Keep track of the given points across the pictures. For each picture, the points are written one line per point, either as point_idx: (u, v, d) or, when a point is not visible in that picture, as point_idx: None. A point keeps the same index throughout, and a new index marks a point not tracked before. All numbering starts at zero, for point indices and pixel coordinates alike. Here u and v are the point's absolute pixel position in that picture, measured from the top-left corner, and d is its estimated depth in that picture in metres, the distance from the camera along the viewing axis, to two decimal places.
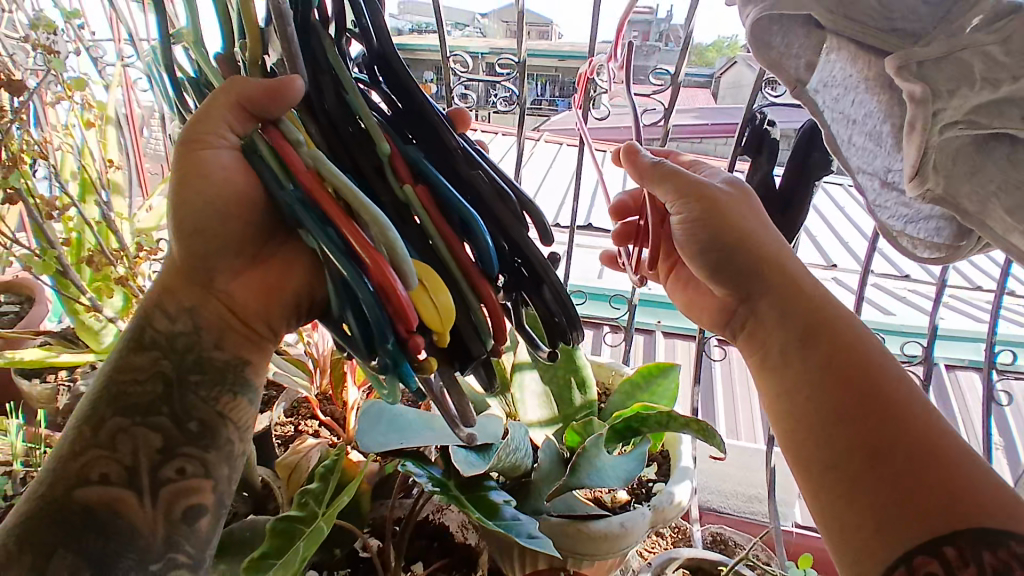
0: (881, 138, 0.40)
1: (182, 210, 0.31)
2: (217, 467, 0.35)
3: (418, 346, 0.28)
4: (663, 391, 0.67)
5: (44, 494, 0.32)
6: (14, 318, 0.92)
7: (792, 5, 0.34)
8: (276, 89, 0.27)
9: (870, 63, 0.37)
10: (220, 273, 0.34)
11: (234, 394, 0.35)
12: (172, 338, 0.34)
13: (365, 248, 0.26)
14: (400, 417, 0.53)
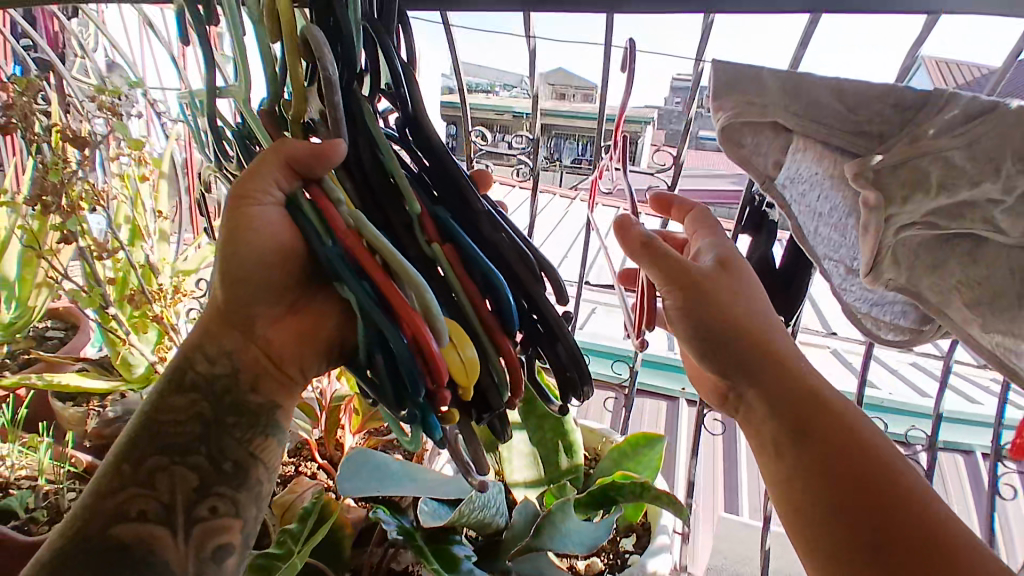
0: (845, 230, 0.52)
1: (227, 261, 0.34)
2: (246, 507, 0.36)
3: (445, 398, 0.30)
4: (647, 462, 0.67)
5: (79, 529, 0.34)
6: (57, 344, 0.96)
7: (759, 113, 0.49)
8: (323, 152, 0.30)
9: (832, 162, 0.49)
10: (260, 319, 0.36)
11: (267, 435, 0.37)
12: (212, 381, 0.36)
13: (401, 306, 0.29)
14: (384, 465, 0.54)
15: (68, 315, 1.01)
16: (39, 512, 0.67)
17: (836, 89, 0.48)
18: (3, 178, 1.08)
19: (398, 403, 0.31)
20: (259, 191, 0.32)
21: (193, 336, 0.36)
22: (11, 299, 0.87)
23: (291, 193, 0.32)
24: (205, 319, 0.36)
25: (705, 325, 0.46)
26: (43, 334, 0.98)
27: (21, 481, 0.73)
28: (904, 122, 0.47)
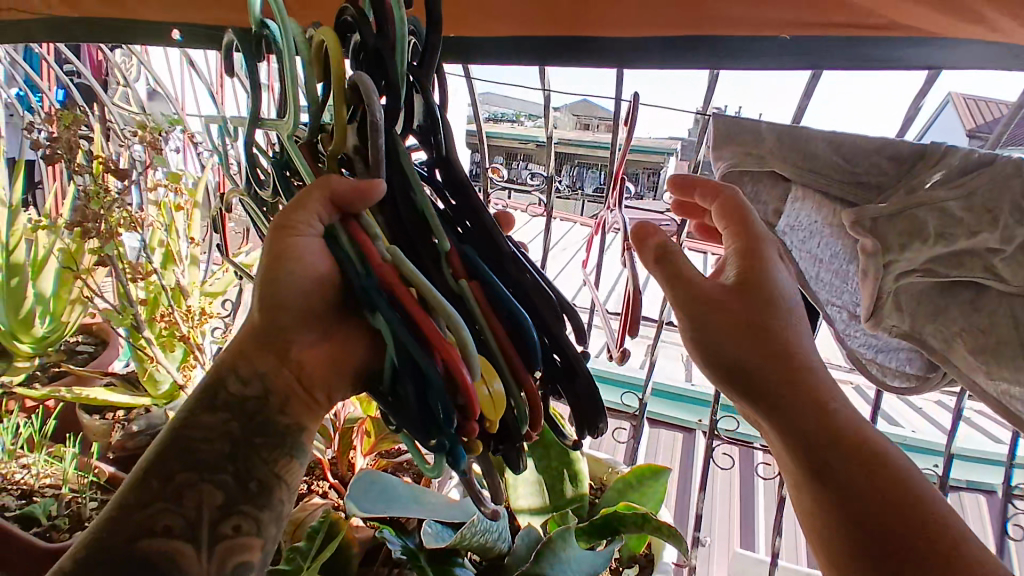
0: (845, 276, 0.58)
1: (268, 287, 0.36)
2: (268, 526, 0.38)
3: (473, 428, 0.33)
4: (652, 494, 0.68)
5: (103, 540, 0.35)
6: (87, 359, 0.99)
7: (762, 163, 0.54)
8: (364, 189, 0.32)
9: (832, 210, 0.55)
10: (296, 342, 0.38)
11: (291, 456, 0.39)
12: (243, 402, 0.38)
13: (436, 339, 0.32)
14: (392, 488, 0.54)
15: (98, 331, 1.05)
16: (60, 520, 0.69)
17: (833, 141, 0.53)
18: (46, 194, 1.14)
19: (426, 434, 0.34)
20: (302, 223, 0.34)
21: (229, 357, 0.39)
22: (46, 314, 0.91)
23: (331, 226, 0.35)
24: (238, 342, 0.39)
25: (726, 345, 0.46)
26: (74, 349, 1.01)
27: (45, 488, 0.75)
28: (902, 173, 0.52)
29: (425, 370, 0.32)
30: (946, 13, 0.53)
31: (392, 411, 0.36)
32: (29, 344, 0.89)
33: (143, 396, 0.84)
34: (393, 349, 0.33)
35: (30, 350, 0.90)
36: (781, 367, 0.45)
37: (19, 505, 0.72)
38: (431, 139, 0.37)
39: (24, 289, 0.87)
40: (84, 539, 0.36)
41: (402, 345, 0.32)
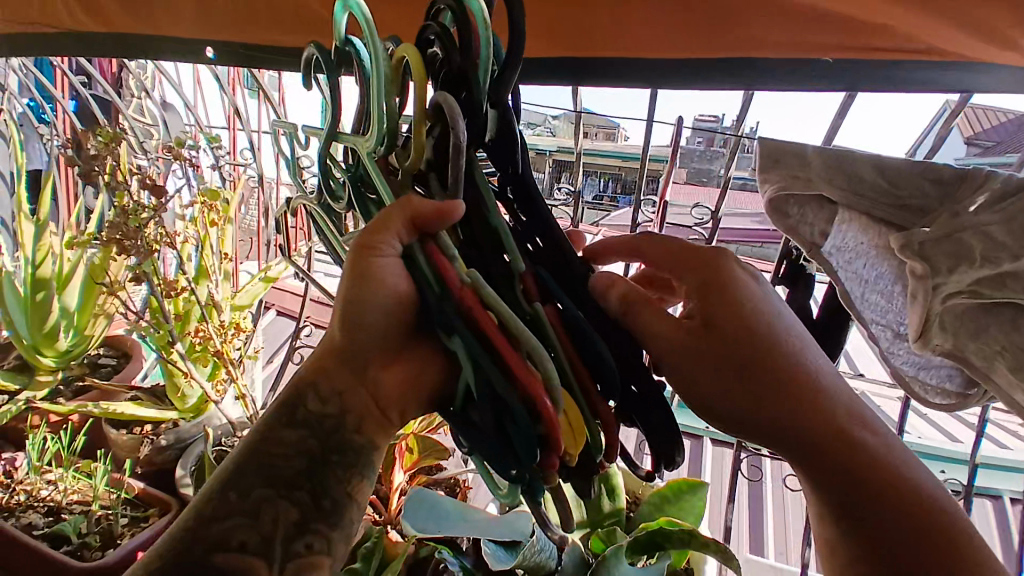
0: (891, 296, 0.58)
1: (350, 308, 0.37)
2: (338, 545, 0.39)
3: (553, 462, 0.33)
4: (690, 508, 0.68)
5: (182, 550, 0.37)
6: (110, 371, 0.99)
7: (807, 183, 0.54)
8: (445, 212, 0.32)
9: (877, 233, 0.56)
10: (371, 363, 0.39)
11: (361, 476, 0.40)
12: (322, 419, 0.39)
13: (525, 371, 0.31)
14: (438, 505, 0.58)
15: (120, 343, 1.05)
16: (92, 538, 0.74)
17: (878, 165, 0.54)
18: (70, 202, 1.15)
19: (507, 465, 0.34)
20: (381, 245, 0.35)
21: (308, 377, 0.40)
22: (69, 328, 0.90)
23: (409, 247, 0.35)
24: (317, 362, 0.40)
25: (723, 383, 0.41)
26: (96, 361, 1.01)
27: (72, 506, 0.81)
28: (945, 197, 0.53)
29: (506, 398, 0.32)
30: (991, 43, 0.53)
31: (464, 433, 0.36)
32: (52, 358, 0.89)
33: (170, 409, 0.91)
34: (470, 375, 0.33)
35: (53, 365, 0.89)
36: (781, 395, 0.41)
37: (48, 524, 0.78)
38: (502, 157, 0.36)
39: (51, 302, 0.87)
40: (160, 549, 0.38)
41: (486, 372, 0.32)
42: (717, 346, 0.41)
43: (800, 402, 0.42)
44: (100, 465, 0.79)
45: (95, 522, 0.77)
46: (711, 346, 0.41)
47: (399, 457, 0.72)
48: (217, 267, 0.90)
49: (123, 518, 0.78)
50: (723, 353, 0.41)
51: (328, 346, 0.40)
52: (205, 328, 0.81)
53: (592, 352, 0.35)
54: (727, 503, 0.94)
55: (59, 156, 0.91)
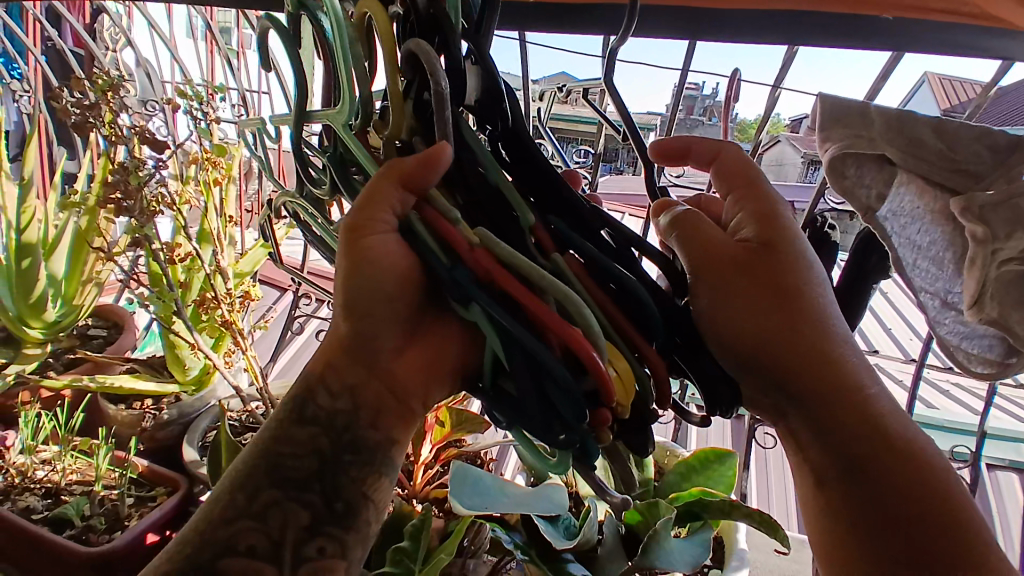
0: (943, 262, 0.53)
1: (350, 290, 0.34)
2: (354, 548, 0.35)
3: (606, 418, 0.31)
4: (719, 476, 0.67)
5: (191, 559, 0.33)
6: (102, 343, 0.96)
7: (870, 146, 0.49)
8: (433, 159, 0.29)
9: (932, 198, 0.51)
10: (384, 351, 0.36)
11: (380, 474, 0.36)
12: (334, 417, 0.35)
13: (564, 330, 0.29)
14: (482, 481, 0.54)
15: (110, 314, 1.00)
16: (95, 520, 0.72)
17: (936, 128, 0.49)
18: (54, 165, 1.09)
19: (551, 428, 0.31)
20: (376, 218, 0.32)
21: (314, 374, 0.36)
22: (57, 297, 0.86)
23: (406, 215, 0.32)
24: (321, 359, 0.36)
25: (770, 329, 0.40)
26: (86, 333, 0.97)
27: (72, 487, 0.78)
28: (1000, 163, 0.48)
29: (545, 362, 0.29)
30: None
31: (500, 407, 0.33)
32: (39, 329, 0.84)
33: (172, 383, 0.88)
34: (497, 345, 0.31)
35: (41, 337, 0.85)
36: (805, 340, 0.40)
37: (48, 506, 0.75)
38: (490, 110, 0.33)
39: (36, 270, 0.82)
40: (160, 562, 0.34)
41: (514, 340, 0.30)
42: (753, 282, 0.39)
43: (814, 350, 0.40)
44: (101, 445, 0.77)
45: (99, 504, 0.75)
46: (744, 285, 0.39)
47: (429, 430, 0.70)
48: (220, 232, 0.86)
49: (128, 499, 0.76)
50: (758, 291, 0.39)
51: (330, 339, 0.36)
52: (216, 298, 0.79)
53: (629, 295, 0.33)
54: (742, 472, 0.90)
55: (35, 113, 0.85)
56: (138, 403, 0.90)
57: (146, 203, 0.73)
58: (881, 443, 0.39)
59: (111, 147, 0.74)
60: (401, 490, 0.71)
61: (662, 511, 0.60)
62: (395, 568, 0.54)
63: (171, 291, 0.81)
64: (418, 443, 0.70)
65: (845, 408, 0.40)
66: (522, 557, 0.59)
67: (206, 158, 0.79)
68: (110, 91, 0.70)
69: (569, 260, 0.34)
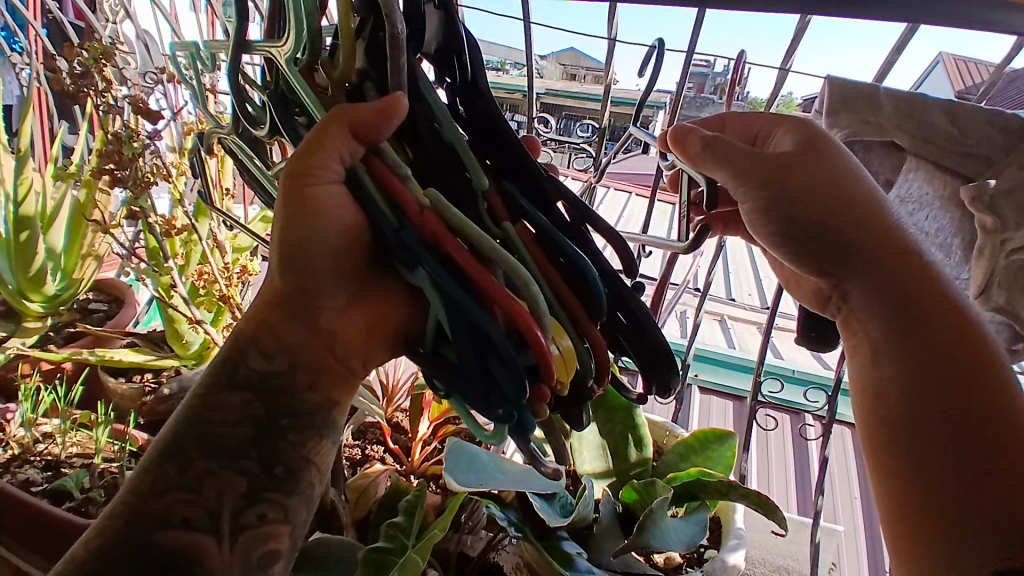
0: (951, 250, 0.50)
1: (294, 243, 0.33)
2: (296, 512, 0.36)
3: (544, 394, 0.29)
4: (717, 457, 0.64)
5: (120, 531, 0.33)
6: (103, 317, 0.97)
7: (878, 132, 0.47)
8: (390, 107, 0.28)
9: (943, 183, 0.48)
10: (326, 310, 0.35)
11: (320, 438, 0.36)
12: (268, 379, 0.35)
13: (507, 300, 0.27)
14: (476, 457, 0.51)
15: (110, 288, 1.02)
16: (94, 493, 0.72)
17: (947, 111, 0.46)
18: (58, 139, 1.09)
19: (490, 399, 0.29)
20: (321, 167, 0.30)
21: (247, 331, 0.35)
22: (56, 270, 0.87)
23: (351, 167, 0.30)
24: (257, 313, 0.35)
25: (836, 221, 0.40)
26: (87, 307, 0.99)
27: (72, 459, 0.80)
28: (1010, 147, 0.45)
29: (492, 335, 0.27)
30: None
31: (440, 375, 0.31)
32: (40, 303, 0.86)
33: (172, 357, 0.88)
34: (441, 313, 0.29)
35: (41, 310, 0.86)
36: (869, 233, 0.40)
37: (48, 477, 0.77)
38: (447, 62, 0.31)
39: (35, 243, 0.83)
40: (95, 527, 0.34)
41: (460, 311, 0.28)
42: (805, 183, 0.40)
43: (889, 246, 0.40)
44: (101, 418, 0.78)
45: (98, 476, 0.76)
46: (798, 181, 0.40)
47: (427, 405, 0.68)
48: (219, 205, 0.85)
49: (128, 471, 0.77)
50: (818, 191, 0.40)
51: (267, 293, 0.35)
52: (211, 272, 0.79)
53: (576, 272, 0.32)
54: (742, 453, 0.89)
55: (34, 85, 0.85)
56: (137, 376, 0.91)
57: (140, 173, 0.72)
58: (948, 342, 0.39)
59: (106, 118, 0.74)
60: (398, 466, 0.68)
61: (658, 491, 0.59)
62: (389, 543, 0.49)
63: (167, 263, 0.81)
64: (416, 420, 0.68)
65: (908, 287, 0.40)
66: (515, 536, 0.55)
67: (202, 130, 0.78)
68: (103, 59, 0.68)
69: (521, 230, 0.33)
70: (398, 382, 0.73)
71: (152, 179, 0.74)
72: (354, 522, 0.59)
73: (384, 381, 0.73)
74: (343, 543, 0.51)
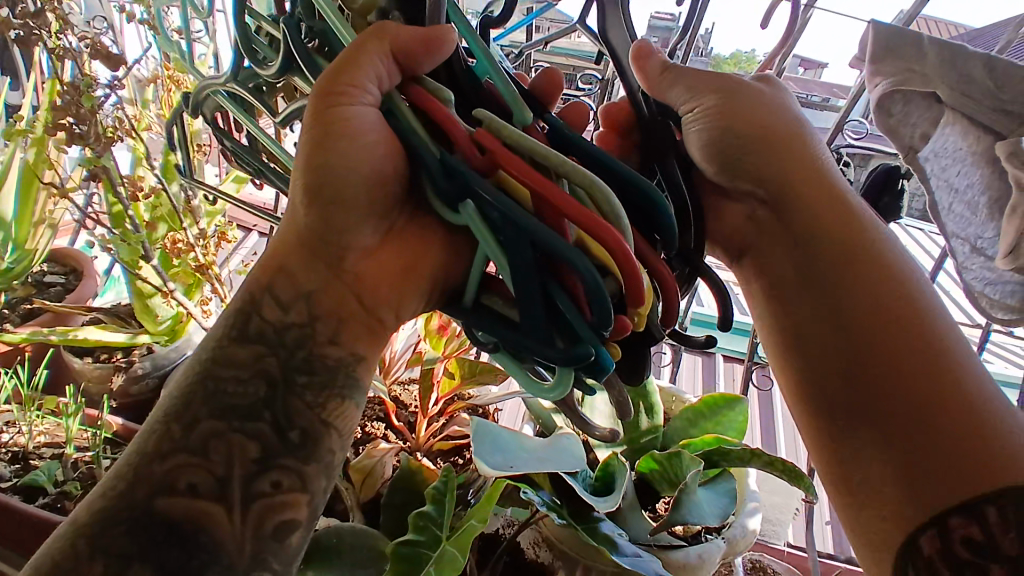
0: (978, 208, 0.48)
1: (317, 178, 0.30)
2: (315, 480, 0.32)
3: (625, 326, 0.27)
4: (729, 422, 0.61)
5: (119, 497, 0.29)
6: (61, 291, 0.90)
7: (921, 83, 0.44)
8: (432, 39, 0.26)
9: (977, 139, 0.45)
10: (352, 252, 0.33)
11: (342, 398, 0.33)
12: (284, 332, 0.32)
13: (583, 215, 0.24)
14: (499, 435, 0.49)
15: (66, 259, 0.95)
16: (69, 486, 0.67)
17: (987, 64, 0.43)
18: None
19: (549, 333, 0.27)
20: (353, 89, 0.28)
21: (261, 280, 0.32)
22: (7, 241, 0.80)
23: (388, 93, 0.29)
24: (275, 259, 0.32)
25: (771, 158, 0.40)
26: (42, 280, 0.92)
27: (40, 450, 0.74)
28: None
29: (562, 252, 0.24)
30: None
31: (486, 327, 0.29)
32: None
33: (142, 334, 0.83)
34: (496, 248, 0.26)
35: None
36: (800, 195, 0.41)
37: (16, 471, 0.71)
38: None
39: None
40: (85, 499, 0.30)
41: (521, 237, 0.25)
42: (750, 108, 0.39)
43: (820, 219, 0.41)
44: (70, 403, 0.72)
45: (71, 466, 0.71)
46: (745, 110, 0.39)
47: (436, 381, 0.63)
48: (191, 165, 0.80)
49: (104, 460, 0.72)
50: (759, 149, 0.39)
51: (284, 240, 0.33)
52: (188, 239, 0.75)
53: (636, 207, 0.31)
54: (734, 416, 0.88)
55: None
56: (106, 355, 0.84)
57: (102, 129, 0.66)
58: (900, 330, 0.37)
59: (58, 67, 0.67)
60: (402, 443, 0.64)
61: (686, 463, 0.55)
62: (420, 535, 0.45)
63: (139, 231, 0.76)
64: (426, 396, 0.63)
65: (859, 272, 0.39)
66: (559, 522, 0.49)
67: (168, 78, 0.71)
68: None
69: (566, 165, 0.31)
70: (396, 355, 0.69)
71: (116, 133, 0.68)
72: (360, 506, 0.56)
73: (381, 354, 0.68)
74: (355, 528, 0.48)
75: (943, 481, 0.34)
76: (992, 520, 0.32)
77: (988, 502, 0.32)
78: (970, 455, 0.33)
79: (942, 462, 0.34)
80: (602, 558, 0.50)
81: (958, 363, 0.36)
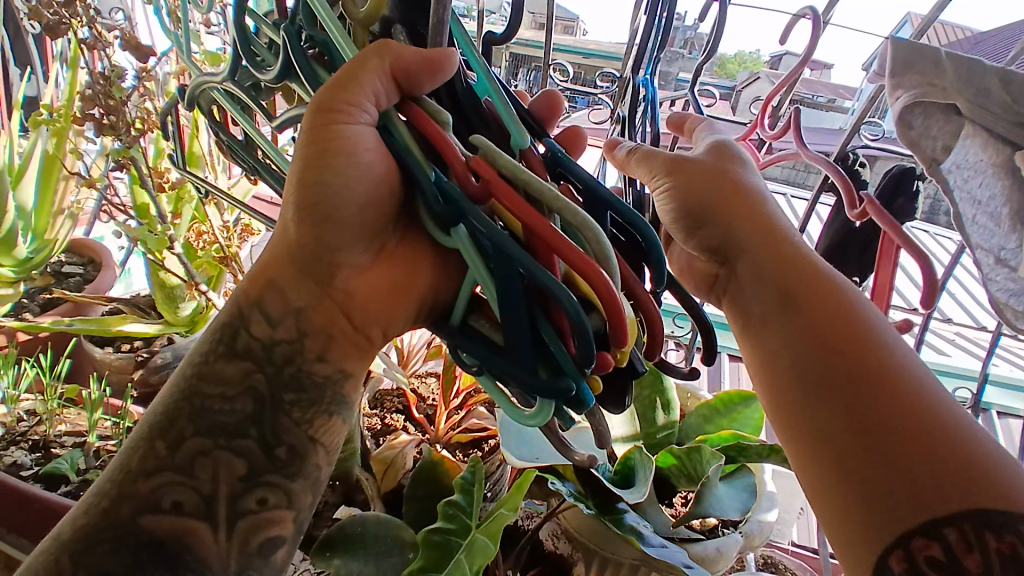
0: (1000, 219, 0.45)
1: (310, 196, 0.30)
2: (300, 496, 0.33)
3: (607, 362, 0.26)
4: (746, 419, 0.60)
5: (106, 514, 0.31)
6: (79, 281, 0.92)
7: (940, 95, 0.42)
8: (435, 62, 0.26)
9: (996, 151, 0.43)
10: (344, 270, 0.32)
11: (329, 415, 0.33)
12: (271, 348, 0.32)
13: (574, 253, 0.24)
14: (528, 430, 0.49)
15: (85, 249, 0.97)
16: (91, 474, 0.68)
17: (1003, 78, 0.41)
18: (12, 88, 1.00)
19: (534, 362, 0.26)
20: (351, 104, 0.27)
21: (250, 293, 0.32)
22: (27, 231, 0.82)
23: (386, 110, 0.28)
24: (266, 272, 0.32)
25: (720, 210, 0.41)
26: (61, 270, 0.94)
27: (61, 438, 0.75)
28: None
29: (550, 288, 0.23)
30: None
31: (467, 347, 0.29)
32: (10, 267, 0.80)
33: (162, 324, 0.84)
34: (485, 277, 0.25)
35: (13, 275, 0.80)
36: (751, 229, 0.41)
37: (38, 459, 0.72)
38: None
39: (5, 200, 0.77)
40: (75, 511, 0.31)
41: (512, 272, 0.24)
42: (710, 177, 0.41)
43: (773, 253, 0.41)
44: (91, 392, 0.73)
45: (94, 454, 0.72)
46: (691, 170, 0.40)
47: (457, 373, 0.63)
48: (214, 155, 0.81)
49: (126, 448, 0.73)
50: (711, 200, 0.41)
51: (275, 254, 0.32)
52: (210, 229, 0.76)
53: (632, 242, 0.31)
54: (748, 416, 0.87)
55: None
56: (125, 345, 0.86)
57: (129, 121, 0.67)
58: (846, 362, 0.36)
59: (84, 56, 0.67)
60: (422, 435, 0.64)
61: (706, 458, 0.54)
62: (451, 524, 0.44)
63: (162, 223, 0.77)
64: (447, 387, 0.63)
65: (806, 306, 0.39)
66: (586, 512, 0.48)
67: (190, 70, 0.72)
68: None
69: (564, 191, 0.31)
70: (413, 348, 0.69)
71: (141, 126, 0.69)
72: (382, 496, 0.55)
73: (398, 347, 0.68)
74: (378, 517, 0.48)
75: (907, 503, 0.32)
76: (954, 538, 0.30)
77: (946, 523, 0.31)
78: (919, 476, 0.32)
79: (891, 493, 0.32)
80: (625, 549, 0.48)
81: (911, 391, 0.34)
